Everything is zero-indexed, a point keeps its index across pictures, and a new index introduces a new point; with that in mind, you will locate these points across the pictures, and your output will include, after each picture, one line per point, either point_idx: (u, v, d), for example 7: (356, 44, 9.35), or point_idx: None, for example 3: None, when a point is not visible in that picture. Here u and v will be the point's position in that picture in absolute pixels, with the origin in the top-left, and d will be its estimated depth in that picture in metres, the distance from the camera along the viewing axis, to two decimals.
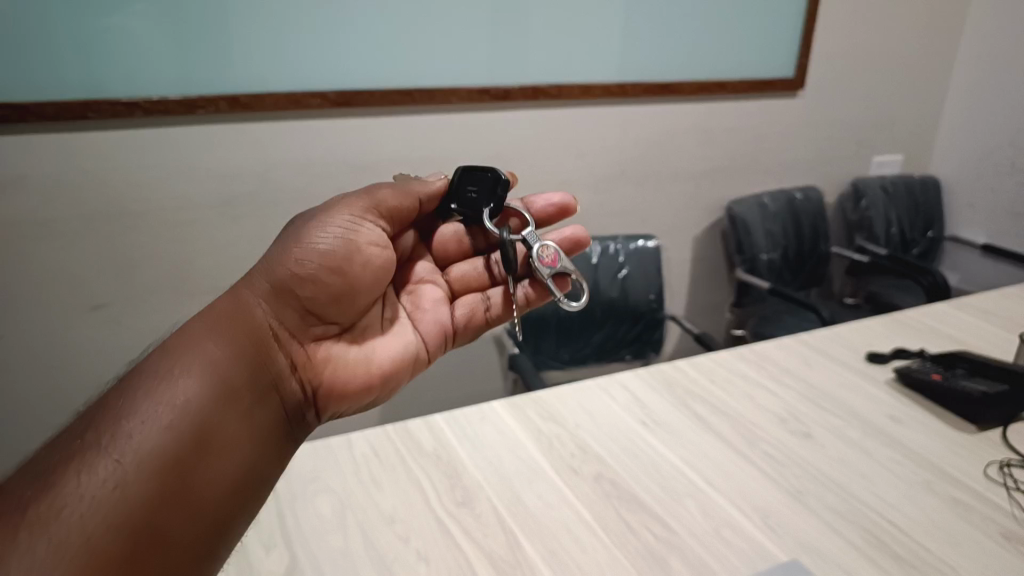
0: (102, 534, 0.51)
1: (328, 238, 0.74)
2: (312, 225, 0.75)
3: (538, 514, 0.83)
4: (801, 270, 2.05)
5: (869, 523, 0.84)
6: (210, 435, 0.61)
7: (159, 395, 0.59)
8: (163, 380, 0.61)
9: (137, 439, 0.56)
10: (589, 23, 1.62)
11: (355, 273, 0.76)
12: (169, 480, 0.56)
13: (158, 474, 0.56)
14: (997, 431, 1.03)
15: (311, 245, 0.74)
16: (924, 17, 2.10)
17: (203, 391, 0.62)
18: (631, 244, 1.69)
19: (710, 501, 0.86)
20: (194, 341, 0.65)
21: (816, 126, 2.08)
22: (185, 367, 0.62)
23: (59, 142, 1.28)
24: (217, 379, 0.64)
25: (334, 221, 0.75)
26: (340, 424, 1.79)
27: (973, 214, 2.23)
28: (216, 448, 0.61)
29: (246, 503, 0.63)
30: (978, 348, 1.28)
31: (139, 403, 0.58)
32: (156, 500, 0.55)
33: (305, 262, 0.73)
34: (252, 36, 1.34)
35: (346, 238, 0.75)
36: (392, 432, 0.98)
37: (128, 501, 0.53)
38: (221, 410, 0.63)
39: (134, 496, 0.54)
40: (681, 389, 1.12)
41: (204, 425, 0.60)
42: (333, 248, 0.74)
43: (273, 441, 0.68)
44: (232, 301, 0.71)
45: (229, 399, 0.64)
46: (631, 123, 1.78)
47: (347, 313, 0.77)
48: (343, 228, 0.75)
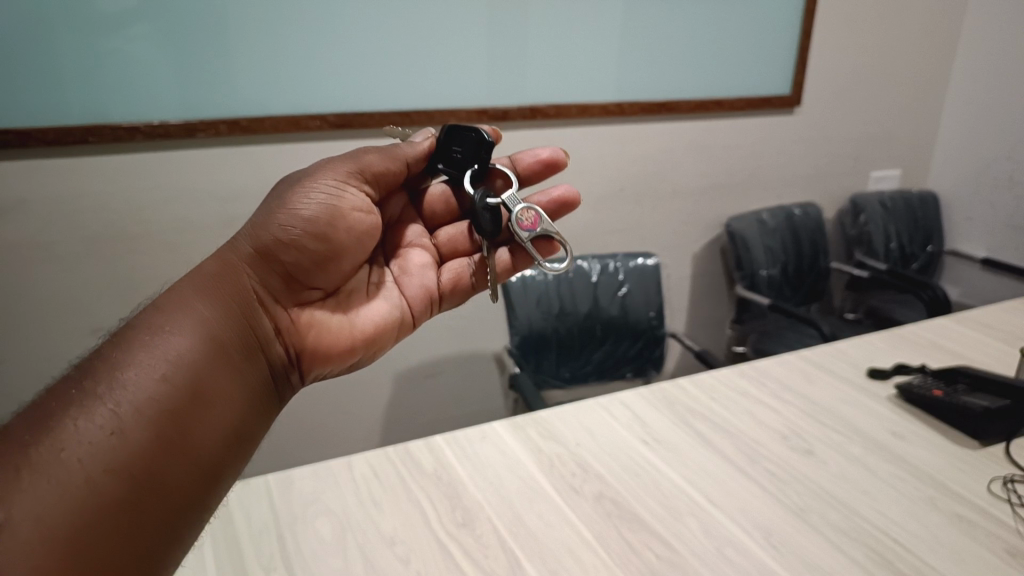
0: (102, 475, 0.52)
1: (312, 204, 0.74)
2: (298, 190, 0.74)
3: (539, 534, 0.83)
4: (801, 286, 2.05)
5: (873, 540, 0.83)
6: (202, 386, 0.61)
7: (151, 347, 0.59)
8: (154, 333, 0.61)
9: (132, 389, 0.56)
10: (586, 43, 1.64)
11: (340, 238, 0.76)
12: (166, 427, 0.57)
13: (155, 420, 0.56)
14: (1000, 446, 1.02)
15: (296, 209, 0.73)
16: (918, 33, 2.11)
17: (194, 346, 0.62)
18: (631, 262, 1.70)
19: (713, 519, 0.86)
20: (184, 302, 0.65)
21: (814, 142, 2.09)
22: (177, 323, 0.63)
23: (61, 167, 1.29)
24: (206, 336, 0.64)
25: (319, 187, 0.75)
26: (340, 445, 1.79)
27: (971, 228, 2.23)
28: (208, 399, 0.61)
29: (235, 456, 0.64)
30: (979, 362, 1.28)
31: (132, 356, 0.58)
32: (153, 445, 0.55)
33: (290, 227, 0.73)
34: (252, 61, 1.36)
35: (329, 205, 0.75)
36: (393, 453, 0.98)
37: (126, 445, 0.54)
38: (211, 364, 0.63)
39: (132, 441, 0.54)
40: (681, 407, 1.11)
41: (197, 379, 0.61)
42: (316, 215, 0.74)
43: (260, 399, 0.69)
44: (218, 262, 0.71)
45: (218, 354, 0.64)
46: (629, 141, 1.79)
47: (331, 278, 0.78)
48: (329, 194, 0.75)
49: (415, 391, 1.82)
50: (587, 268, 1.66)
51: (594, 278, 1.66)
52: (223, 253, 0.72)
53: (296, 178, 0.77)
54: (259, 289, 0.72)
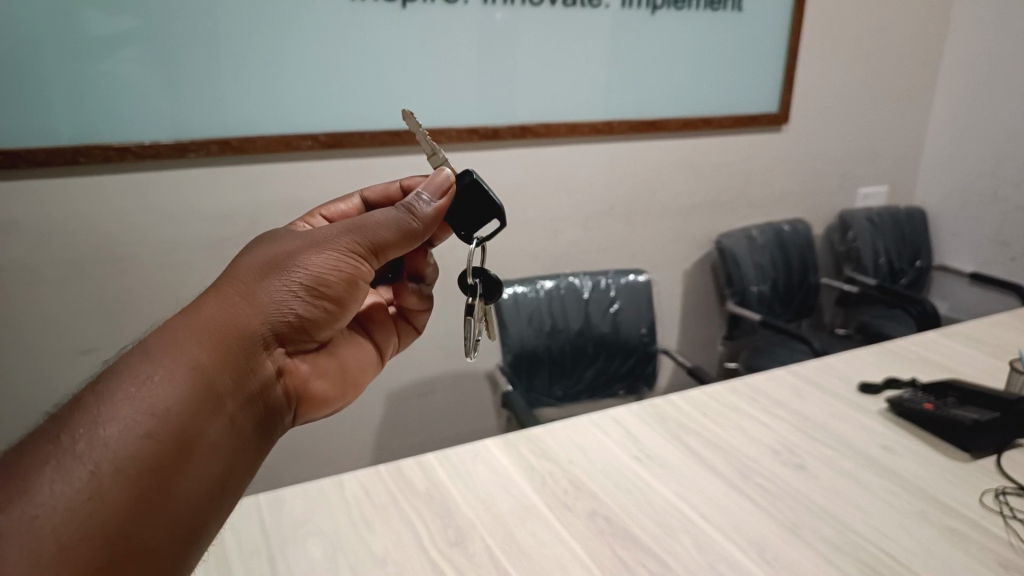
0: (76, 544, 0.44)
1: (329, 263, 0.68)
2: (313, 245, 0.69)
3: (533, 552, 0.83)
4: (791, 302, 2.06)
5: (867, 556, 0.83)
6: (199, 441, 0.53)
7: (144, 396, 0.51)
8: (146, 378, 0.53)
9: (118, 444, 0.48)
10: (576, 64, 1.66)
11: (347, 295, 0.70)
12: (152, 489, 0.49)
13: (141, 481, 0.49)
14: (991, 459, 1.03)
15: (307, 269, 0.67)
16: (902, 52, 2.14)
17: (194, 395, 0.54)
18: (622, 279, 1.70)
19: (705, 535, 0.86)
20: (186, 345, 0.57)
21: (801, 159, 2.10)
22: (172, 365, 0.54)
23: (52, 186, 1.29)
24: (207, 387, 0.56)
25: (334, 244, 0.69)
26: (330, 466, 1.78)
27: (958, 244, 2.26)
28: (202, 458, 0.53)
29: (220, 519, 0.56)
30: (968, 375, 1.29)
31: (122, 405, 0.50)
32: (134, 509, 0.48)
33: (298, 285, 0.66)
34: (242, 83, 1.37)
35: (344, 265, 0.69)
36: (384, 472, 0.98)
37: (106, 511, 0.46)
38: (212, 415, 0.55)
39: (112, 505, 0.47)
40: (674, 423, 1.11)
41: (193, 435, 0.53)
42: (331, 274, 0.68)
43: (255, 454, 0.61)
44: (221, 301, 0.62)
45: (219, 404, 0.57)
46: (619, 159, 1.80)
47: (329, 329, 0.72)
48: (340, 259, 0.69)
49: (406, 410, 1.82)
50: (578, 285, 1.67)
51: (585, 295, 1.67)
52: (224, 291, 0.63)
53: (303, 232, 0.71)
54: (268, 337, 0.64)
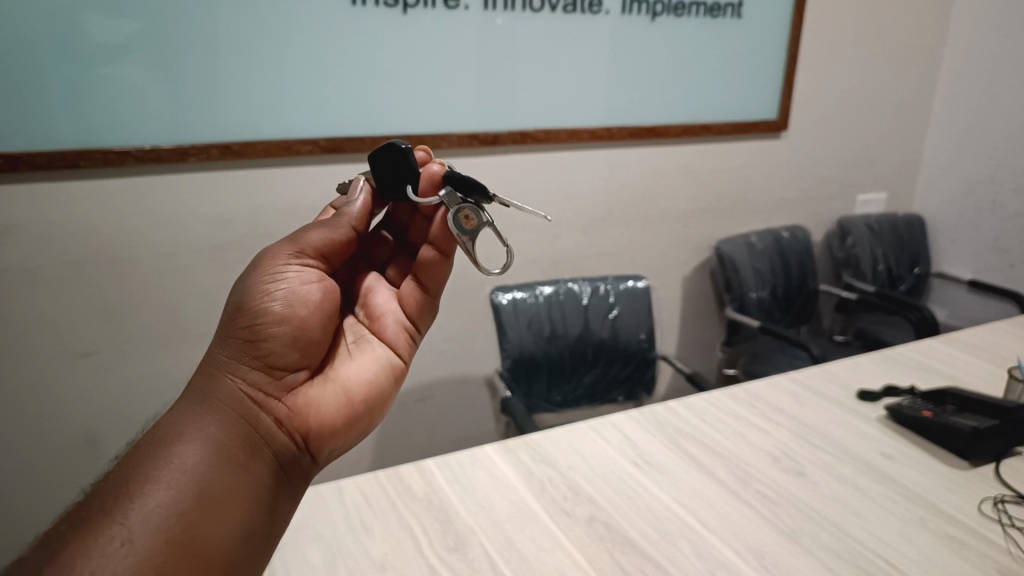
0: None
1: (276, 295, 0.71)
2: (254, 284, 0.71)
3: (532, 558, 0.83)
4: (790, 308, 2.06)
5: (867, 563, 0.83)
6: (211, 485, 0.58)
7: (150, 462, 0.58)
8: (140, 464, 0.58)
9: (138, 502, 0.54)
10: (576, 70, 1.66)
11: (307, 315, 0.72)
12: (176, 533, 0.54)
13: (165, 526, 0.54)
14: (989, 466, 1.03)
15: (261, 304, 0.70)
16: (901, 59, 2.15)
17: (195, 450, 0.60)
18: (621, 285, 1.71)
19: (704, 542, 0.86)
20: (180, 417, 0.63)
21: (800, 166, 2.11)
22: (169, 435, 0.60)
23: (52, 189, 1.29)
24: (207, 442, 0.61)
25: (276, 277, 0.71)
26: (329, 471, 1.78)
27: (957, 251, 2.26)
28: (219, 501, 0.58)
29: (255, 555, 0.60)
30: (966, 382, 1.29)
31: (135, 474, 0.57)
32: (166, 551, 0.53)
33: (260, 322, 0.69)
34: (242, 88, 1.37)
35: (293, 290, 0.72)
36: (383, 478, 0.98)
37: (139, 554, 0.51)
38: (211, 468, 0.59)
39: (146, 549, 0.52)
40: (673, 429, 1.11)
41: (203, 482, 0.58)
42: (283, 303, 0.70)
43: (274, 495, 0.64)
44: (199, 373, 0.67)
45: (218, 457, 0.61)
46: (619, 165, 1.81)
47: (315, 359, 0.74)
48: (295, 287, 0.72)
49: (404, 414, 1.81)
50: (577, 291, 1.67)
51: (584, 301, 1.67)
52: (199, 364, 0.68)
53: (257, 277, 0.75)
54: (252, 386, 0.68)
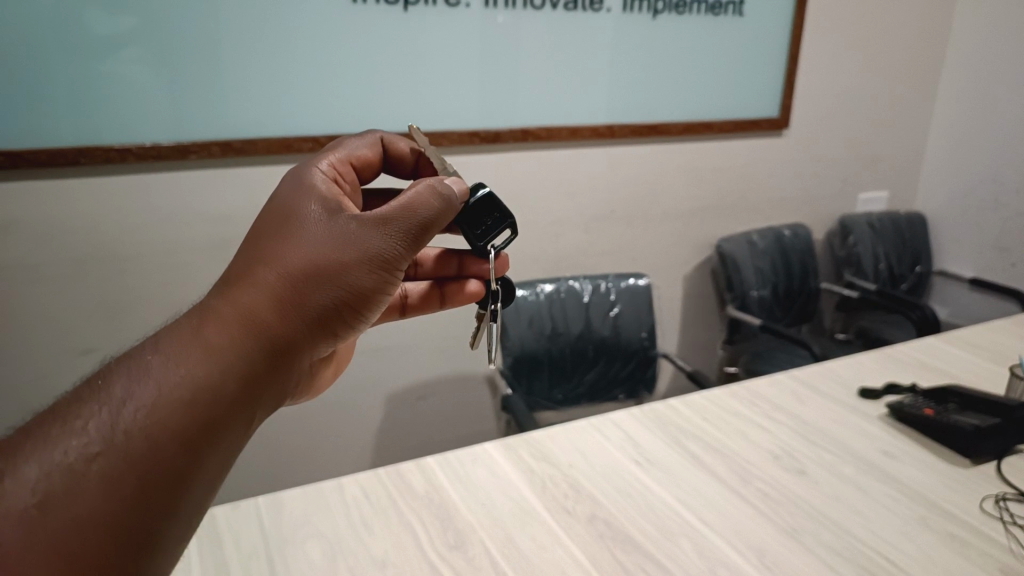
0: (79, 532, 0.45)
1: (370, 271, 0.60)
2: (355, 240, 0.60)
3: (533, 555, 0.83)
4: (792, 307, 2.06)
5: (868, 562, 0.83)
6: (218, 448, 0.52)
7: (164, 392, 0.50)
8: (141, 415, 0.49)
9: (130, 441, 0.48)
10: (577, 68, 1.66)
11: (387, 294, 0.63)
12: (157, 492, 0.48)
13: (149, 480, 0.48)
14: (991, 465, 1.03)
15: (347, 269, 0.60)
16: (903, 57, 2.15)
17: (218, 401, 0.52)
18: (622, 283, 1.71)
19: (705, 540, 0.86)
20: (215, 339, 0.54)
21: (802, 164, 2.10)
22: (195, 361, 0.52)
23: (52, 186, 1.29)
24: (235, 393, 0.53)
25: (379, 245, 0.61)
26: (329, 468, 1.78)
27: (958, 249, 2.26)
28: (218, 463, 0.52)
29: None
30: (968, 380, 1.29)
31: (141, 398, 0.49)
32: (141, 506, 0.48)
33: (341, 288, 0.59)
34: (243, 85, 1.37)
35: (387, 269, 0.62)
36: (384, 475, 0.98)
37: (109, 504, 0.46)
38: (229, 424, 0.52)
39: (121, 499, 0.47)
40: (674, 427, 1.11)
41: (213, 439, 0.51)
42: (372, 283, 0.61)
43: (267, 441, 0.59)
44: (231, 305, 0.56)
45: (241, 414, 0.53)
46: (620, 163, 1.80)
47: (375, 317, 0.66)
48: (377, 266, 0.61)
49: (405, 412, 1.81)
50: (579, 289, 1.67)
51: (585, 299, 1.67)
52: (231, 290, 0.57)
53: (330, 215, 0.62)
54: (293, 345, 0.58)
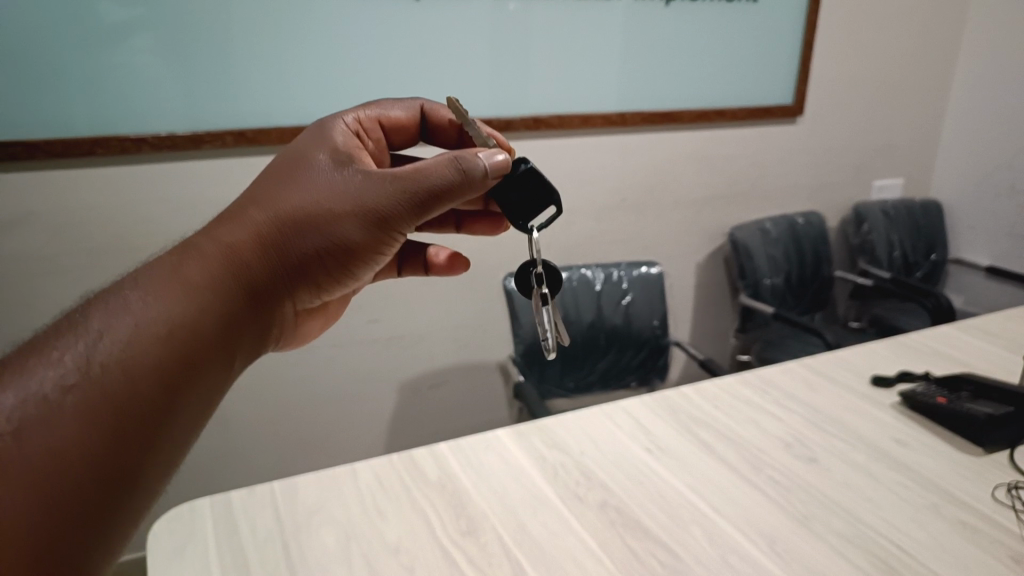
0: (65, 450, 0.46)
1: (354, 224, 0.65)
2: (343, 193, 0.65)
3: (544, 542, 0.83)
4: (805, 295, 2.05)
5: (879, 549, 0.83)
6: (194, 376, 0.54)
7: (146, 317, 0.53)
8: (121, 346, 0.51)
9: (114, 362, 0.50)
10: (588, 56, 1.66)
11: (369, 250, 0.67)
12: (140, 414, 0.50)
13: (132, 401, 0.50)
14: (1004, 453, 1.02)
15: (330, 220, 0.65)
16: (919, 42, 2.12)
17: (195, 328, 0.55)
18: (634, 271, 1.71)
19: (716, 527, 0.86)
20: (194, 269, 0.58)
21: (815, 151, 2.09)
22: (177, 292, 0.56)
23: (68, 176, 1.31)
24: (211, 322, 0.57)
25: (368, 199, 0.65)
26: (343, 455, 1.79)
27: (974, 237, 2.24)
28: (195, 392, 0.54)
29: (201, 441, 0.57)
30: (982, 369, 1.28)
31: (127, 321, 0.52)
32: (125, 431, 0.49)
33: (320, 235, 0.64)
34: (255, 75, 1.37)
35: (372, 225, 0.66)
36: (398, 462, 0.99)
37: (92, 427, 0.47)
38: (204, 351, 0.55)
39: (105, 418, 0.48)
40: (685, 415, 1.11)
41: (191, 365, 0.54)
42: (353, 235, 0.65)
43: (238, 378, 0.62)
44: (220, 245, 0.61)
45: (215, 344, 0.57)
46: (632, 151, 1.80)
47: (357, 272, 0.70)
48: (369, 221, 0.66)
49: (418, 400, 1.83)
50: (590, 278, 1.67)
51: (597, 287, 1.67)
52: (219, 229, 0.63)
53: (329, 170, 0.67)
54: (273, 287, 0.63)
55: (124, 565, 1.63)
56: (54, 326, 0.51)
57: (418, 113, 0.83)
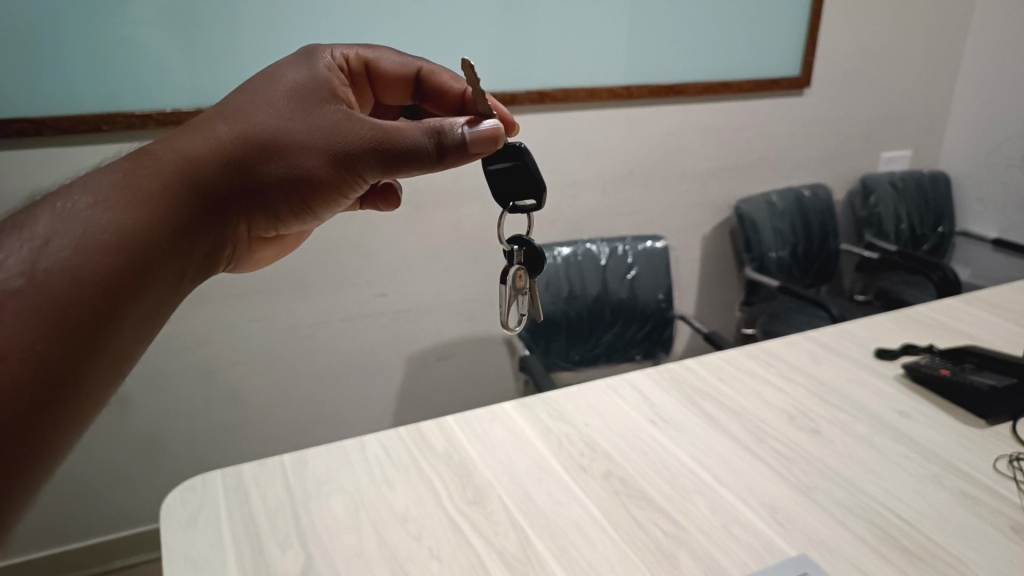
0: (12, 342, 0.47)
1: (316, 161, 0.65)
2: (311, 128, 0.65)
3: (549, 511, 0.85)
4: (811, 268, 2.05)
5: (877, 518, 0.84)
6: (139, 290, 0.55)
7: (94, 225, 0.54)
8: (68, 251, 0.52)
9: (60, 265, 0.51)
10: (594, 29, 1.64)
11: (332, 191, 0.67)
12: (85, 318, 0.51)
13: (78, 305, 0.51)
14: (1006, 425, 1.03)
15: (294, 153, 0.65)
16: (930, 12, 2.09)
17: (140, 242, 0.56)
18: (640, 245, 1.71)
19: (718, 497, 0.88)
20: (146, 181, 0.59)
21: (823, 123, 2.08)
22: (127, 205, 0.57)
23: (76, 153, 1.32)
24: (158, 236, 0.58)
25: (334, 139, 0.65)
26: (351, 427, 1.82)
27: (983, 209, 2.22)
28: (138, 303, 0.55)
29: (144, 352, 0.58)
30: (986, 341, 1.28)
31: (76, 228, 0.54)
32: (71, 334, 0.50)
33: (281, 167, 0.64)
34: (260, 50, 1.37)
35: (336, 167, 0.66)
36: (405, 434, 1.00)
37: (39, 323, 0.49)
38: (150, 265, 0.56)
39: (51, 317, 0.49)
40: (689, 387, 1.12)
41: (135, 275, 0.55)
42: (316, 173, 0.65)
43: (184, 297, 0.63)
44: (176, 160, 0.61)
45: (161, 258, 0.58)
46: (638, 125, 1.79)
47: (320, 212, 0.70)
48: (332, 159, 0.65)
49: (425, 373, 1.84)
50: (596, 252, 1.67)
51: (603, 261, 1.68)
52: (180, 144, 0.63)
53: (298, 97, 0.66)
54: (226, 210, 0.64)
55: (138, 535, 1.66)
56: (6, 226, 0.53)
57: (413, 74, 0.82)
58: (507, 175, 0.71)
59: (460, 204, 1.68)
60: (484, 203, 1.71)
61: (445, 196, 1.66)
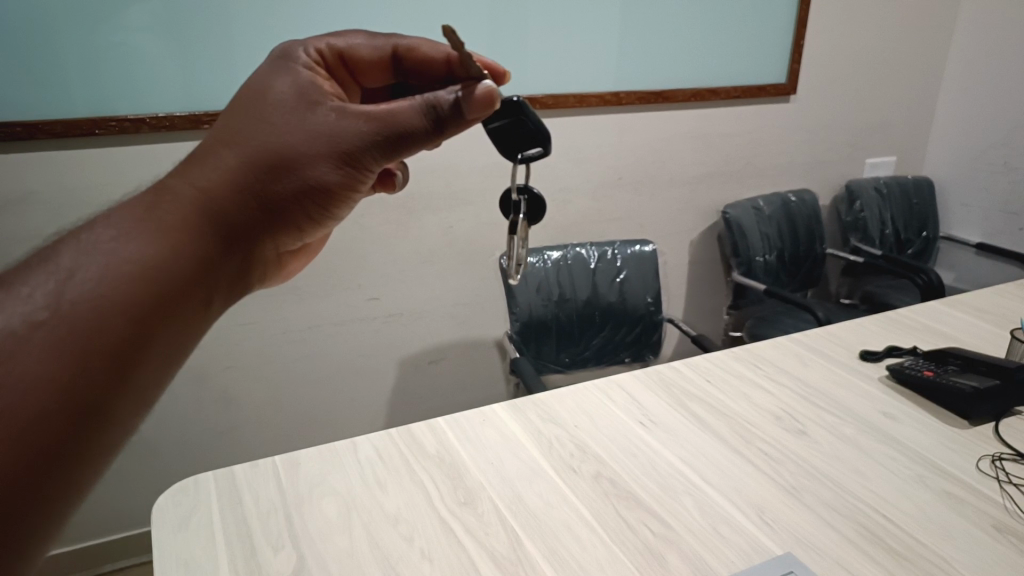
0: (41, 383, 0.44)
1: (327, 163, 0.63)
2: (316, 131, 0.63)
3: (539, 512, 0.86)
4: (797, 272, 2.07)
5: (861, 516, 0.86)
6: (175, 312, 0.52)
7: (119, 253, 0.51)
8: (95, 281, 0.49)
9: (87, 296, 0.48)
10: (584, 35, 1.66)
11: (345, 188, 0.66)
12: (118, 346, 0.48)
13: (109, 334, 0.48)
14: (988, 426, 1.05)
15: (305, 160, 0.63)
16: (914, 20, 2.12)
17: (172, 265, 0.53)
18: (628, 249, 1.73)
19: (708, 499, 0.89)
20: (168, 210, 0.56)
21: (810, 129, 2.10)
22: (151, 230, 0.53)
23: (68, 157, 1.32)
24: (189, 260, 0.55)
25: (339, 137, 0.63)
26: (342, 430, 1.82)
27: (967, 214, 2.26)
28: (175, 326, 0.53)
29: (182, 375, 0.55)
30: (969, 344, 1.31)
31: (98, 257, 0.50)
32: (104, 364, 0.47)
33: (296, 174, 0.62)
34: (252, 54, 1.38)
35: (345, 163, 0.64)
36: (397, 436, 1.01)
37: (67, 360, 0.46)
38: (183, 287, 0.53)
39: (81, 352, 0.46)
40: (678, 390, 1.14)
41: (169, 300, 0.52)
42: (328, 174, 0.64)
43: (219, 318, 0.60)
44: (193, 188, 0.59)
45: (194, 279, 0.55)
46: (627, 130, 1.81)
47: (333, 212, 0.68)
48: (341, 160, 0.64)
49: (416, 376, 1.85)
50: (585, 256, 1.69)
51: (592, 266, 1.69)
52: (189, 171, 0.60)
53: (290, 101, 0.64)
54: (250, 229, 0.61)
55: (129, 539, 1.66)
56: (26, 264, 0.49)
57: (389, 54, 0.76)
58: (508, 132, 0.71)
59: (450, 209, 1.69)
60: (475, 207, 1.72)
61: (436, 200, 1.68)
